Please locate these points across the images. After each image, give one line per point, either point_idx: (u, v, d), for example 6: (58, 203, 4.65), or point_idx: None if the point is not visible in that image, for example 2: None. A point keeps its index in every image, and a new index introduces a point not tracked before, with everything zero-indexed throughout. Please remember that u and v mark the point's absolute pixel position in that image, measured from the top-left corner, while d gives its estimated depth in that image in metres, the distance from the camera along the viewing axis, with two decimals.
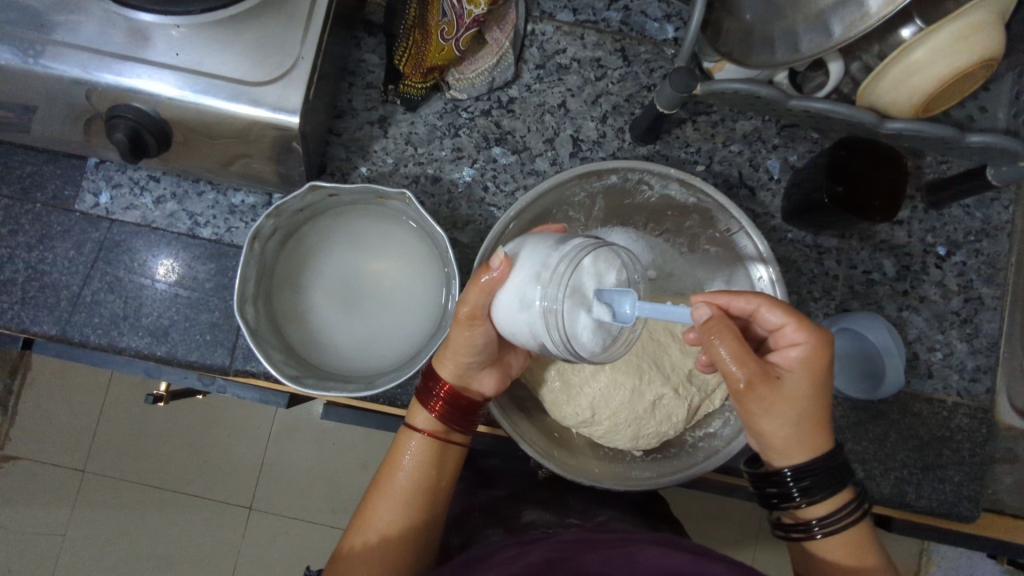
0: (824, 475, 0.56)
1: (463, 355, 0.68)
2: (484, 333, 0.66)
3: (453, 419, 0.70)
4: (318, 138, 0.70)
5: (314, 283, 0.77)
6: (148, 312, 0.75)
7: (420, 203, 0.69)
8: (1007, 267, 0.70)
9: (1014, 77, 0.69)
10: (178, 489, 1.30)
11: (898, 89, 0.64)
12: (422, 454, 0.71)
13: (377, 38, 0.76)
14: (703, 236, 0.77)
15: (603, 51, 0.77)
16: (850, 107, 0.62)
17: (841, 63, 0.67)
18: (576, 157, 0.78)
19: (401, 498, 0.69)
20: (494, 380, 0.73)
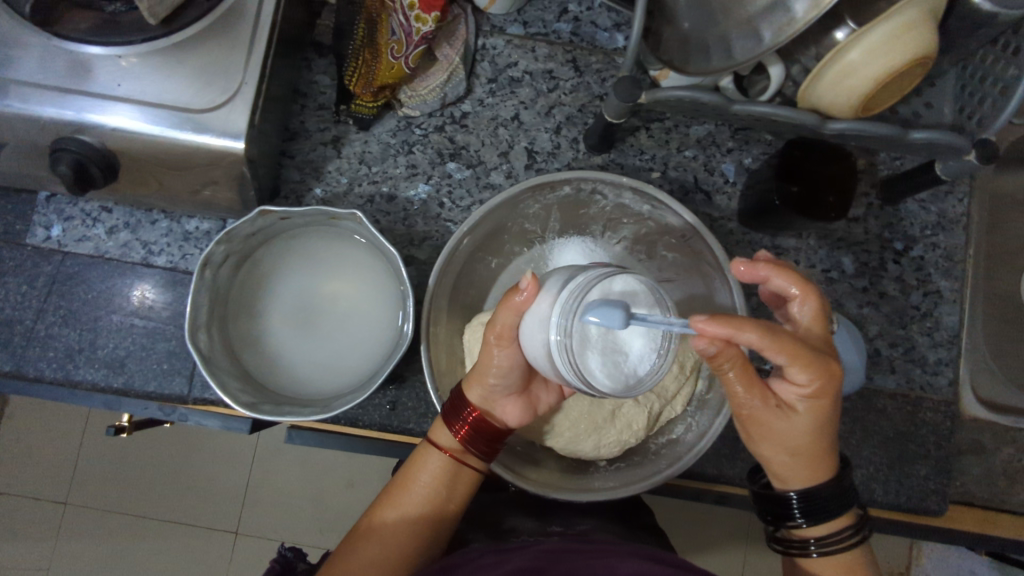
0: (834, 496, 0.49)
1: (489, 379, 0.55)
2: (508, 357, 0.54)
3: (478, 447, 0.56)
4: (268, 161, 0.66)
5: (267, 306, 0.65)
6: (104, 343, 0.66)
7: (370, 223, 0.59)
8: (964, 260, 0.77)
9: (958, 73, 0.67)
10: (117, 519, 1.21)
11: (835, 90, 0.54)
12: (439, 475, 0.57)
13: (327, 59, 0.73)
14: (659, 241, 0.68)
15: (555, 62, 0.73)
16: (789, 109, 0.54)
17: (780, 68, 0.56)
18: (531, 169, 0.72)
19: (411, 504, 0.56)
20: (521, 414, 0.57)
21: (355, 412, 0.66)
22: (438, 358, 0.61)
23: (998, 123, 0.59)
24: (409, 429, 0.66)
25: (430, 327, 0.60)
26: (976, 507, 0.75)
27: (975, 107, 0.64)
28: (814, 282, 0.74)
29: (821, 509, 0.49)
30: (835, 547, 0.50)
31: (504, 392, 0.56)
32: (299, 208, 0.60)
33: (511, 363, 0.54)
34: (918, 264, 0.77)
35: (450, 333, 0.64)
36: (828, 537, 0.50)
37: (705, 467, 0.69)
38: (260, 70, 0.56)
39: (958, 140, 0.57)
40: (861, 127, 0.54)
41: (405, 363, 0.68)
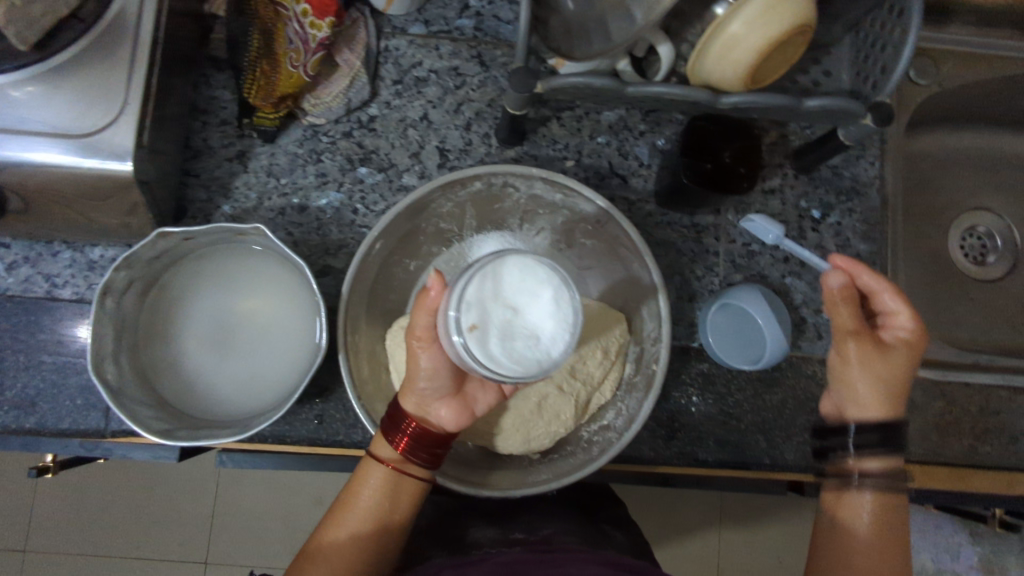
0: (887, 429, 0.59)
1: (419, 383, 0.56)
2: (432, 358, 0.56)
3: (420, 454, 0.56)
4: (168, 181, 0.66)
5: (179, 330, 0.66)
6: (10, 384, 0.64)
7: (277, 237, 0.60)
8: (880, 222, 0.79)
9: (852, 40, 0.68)
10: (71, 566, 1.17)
11: (722, 65, 0.55)
12: (383, 490, 0.55)
13: (225, 73, 0.72)
14: (575, 229, 0.70)
15: (460, 59, 0.75)
16: (682, 87, 0.55)
17: (668, 46, 0.56)
18: (444, 168, 0.74)
19: (357, 522, 0.55)
20: (457, 416, 0.57)
21: (284, 429, 0.66)
22: (358, 367, 0.62)
23: (891, 84, 0.61)
24: (338, 441, 0.67)
25: (347, 336, 0.61)
26: (913, 463, 0.76)
27: (869, 71, 0.66)
28: (736, 256, 0.76)
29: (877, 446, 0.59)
30: (877, 478, 0.58)
31: (438, 396, 0.57)
32: (200, 227, 0.60)
33: (438, 364, 0.56)
34: (836, 230, 0.78)
35: (371, 339, 0.66)
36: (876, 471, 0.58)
37: (642, 450, 0.70)
38: (145, 87, 0.55)
39: (852, 104, 0.59)
40: (756, 99, 0.55)
41: (331, 374, 0.68)
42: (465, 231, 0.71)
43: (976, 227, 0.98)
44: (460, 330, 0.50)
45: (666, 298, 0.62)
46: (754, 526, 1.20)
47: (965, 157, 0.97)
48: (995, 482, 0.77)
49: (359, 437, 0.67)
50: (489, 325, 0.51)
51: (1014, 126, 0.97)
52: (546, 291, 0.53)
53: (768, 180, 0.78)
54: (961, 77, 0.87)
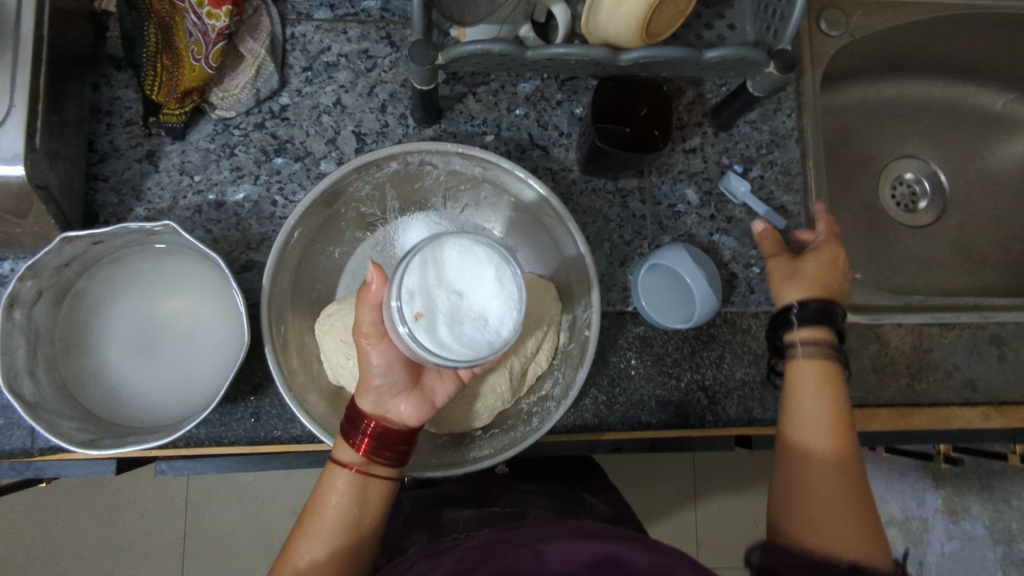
0: (818, 303, 0.63)
1: (372, 381, 0.54)
2: (383, 354, 0.54)
3: (383, 453, 0.53)
4: (72, 187, 0.64)
5: (100, 339, 0.64)
6: None
7: (188, 233, 0.59)
8: (802, 173, 0.80)
9: None
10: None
11: (617, 20, 0.54)
12: (349, 494, 0.53)
13: (127, 72, 0.70)
14: (500, 203, 0.70)
15: (369, 41, 0.74)
16: (581, 47, 0.55)
17: (562, 8, 0.57)
18: (362, 152, 0.72)
19: (326, 531, 0.52)
20: (417, 410, 0.56)
21: (219, 431, 0.65)
22: (286, 358, 0.61)
23: (790, 28, 0.63)
24: (275, 437, 0.66)
25: (272, 326, 0.60)
26: (854, 406, 0.78)
27: (769, 20, 0.67)
28: (663, 218, 0.76)
29: (810, 315, 0.63)
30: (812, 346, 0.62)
31: (395, 392, 0.55)
32: (107, 229, 0.59)
33: (389, 359, 0.54)
34: (760, 184, 0.80)
35: (300, 331, 0.65)
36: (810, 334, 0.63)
37: (585, 418, 0.70)
38: (32, 87, 0.55)
39: (756, 53, 0.60)
40: (654, 53, 0.55)
41: (264, 371, 0.66)
42: (388, 215, 0.70)
43: (905, 174, 1.00)
44: (405, 322, 0.48)
45: (592, 264, 0.63)
46: (724, 490, 1.22)
47: (884, 107, 0.99)
48: (934, 418, 0.79)
49: (297, 432, 0.66)
50: (435, 313, 0.49)
51: (931, 72, 0.98)
52: (487, 268, 0.51)
53: (688, 140, 0.78)
54: (873, 27, 0.87)
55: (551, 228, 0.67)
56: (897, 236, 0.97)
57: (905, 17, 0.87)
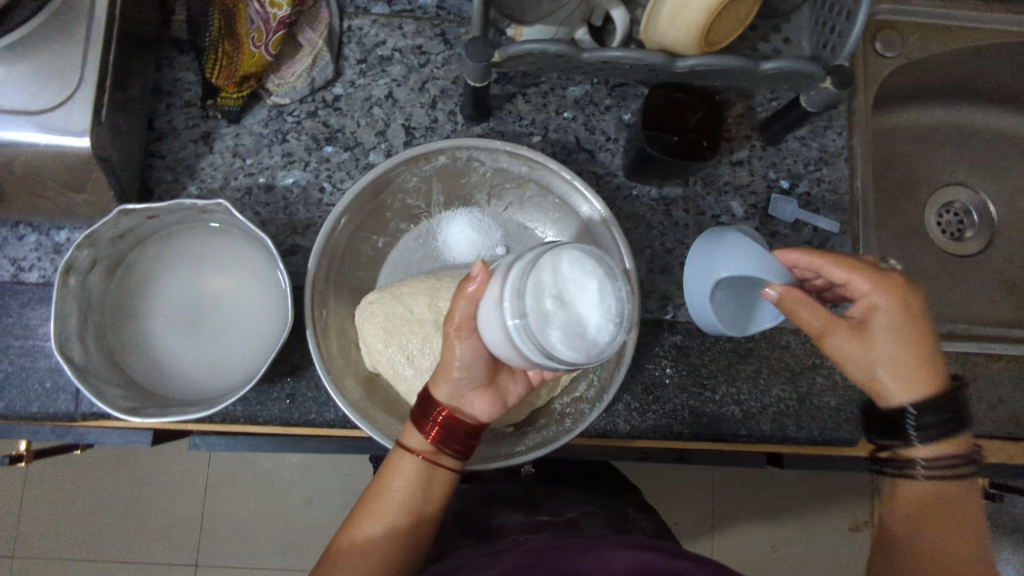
0: (942, 408, 0.53)
1: (453, 374, 0.53)
2: (470, 347, 0.53)
3: (451, 444, 0.53)
4: (131, 162, 0.66)
5: (146, 311, 0.66)
6: None
7: (239, 212, 0.60)
8: (850, 192, 0.79)
9: (812, 7, 0.69)
10: (61, 560, 1.19)
11: (675, 24, 0.55)
12: (415, 480, 0.53)
13: (189, 55, 0.72)
14: (545, 203, 0.71)
15: (423, 37, 0.75)
16: (637, 51, 0.55)
17: (621, 11, 0.57)
18: (410, 146, 0.73)
19: (389, 512, 0.52)
20: (490, 407, 0.56)
21: (255, 409, 0.67)
22: (326, 342, 0.63)
23: (849, 45, 0.62)
24: (309, 419, 0.67)
25: (315, 309, 0.62)
26: None
27: (828, 36, 0.66)
28: (706, 229, 0.76)
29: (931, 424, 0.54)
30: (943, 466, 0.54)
31: (471, 387, 0.55)
32: (162, 203, 0.61)
33: (473, 353, 0.53)
34: (807, 200, 0.79)
35: (341, 316, 0.66)
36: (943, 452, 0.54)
37: (616, 423, 0.70)
38: (101, 64, 0.57)
39: (813, 67, 0.60)
40: (711, 61, 0.56)
41: (302, 353, 0.68)
42: (432, 209, 0.71)
43: (954, 202, 0.98)
44: (516, 317, 0.47)
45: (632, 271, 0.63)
46: (745, 511, 1.20)
47: (936, 133, 0.97)
48: None
49: (331, 416, 0.67)
50: (547, 312, 0.47)
51: (987, 100, 0.96)
52: (602, 275, 0.49)
53: (735, 153, 0.78)
54: (930, 50, 0.86)
55: (597, 235, 0.67)
56: (942, 264, 0.95)
57: (963, 41, 0.85)
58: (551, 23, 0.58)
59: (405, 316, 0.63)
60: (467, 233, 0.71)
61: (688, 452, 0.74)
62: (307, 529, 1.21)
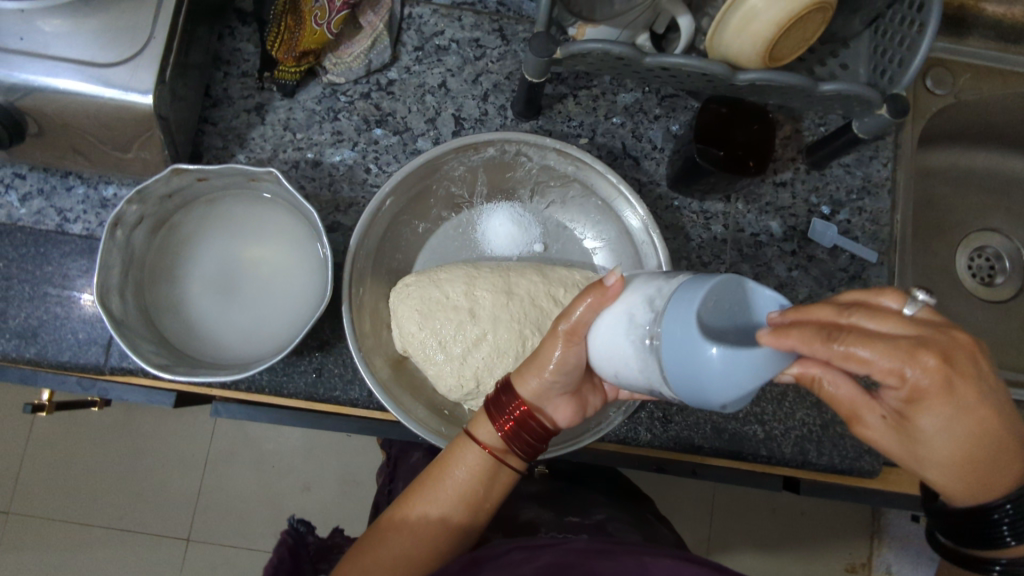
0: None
1: (547, 372, 0.52)
2: (577, 355, 0.51)
3: (521, 444, 0.53)
4: (186, 126, 0.67)
5: (186, 271, 0.67)
6: (14, 312, 0.66)
7: (288, 182, 0.61)
8: (890, 223, 0.78)
9: (872, 34, 0.69)
10: (62, 515, 1.20)
11: (742, 37, 0.55)
12: (477, 471, 0.53)
13: (251, 27, 0.74)
14: (587, 204, 0.70)
15: (481, 31, 0.75)
16: (700, 59, 0.55)
17: (687, 19, 0.57)
18: (459, 136, 0.74)
19: (446, 497, 0.53)
20: (570, 413, 0.56)
21: (281, 379, 0.66)
22: (360, 320, 0.63)
23: (909, 75, 0.62)
24: (334, 396, 0.67)
25: (353, 286, 0.62)
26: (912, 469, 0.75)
27: (887, 64, 0.66)
28: (743, 246, 0.76)
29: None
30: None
31: (558, 390, 0.54)
32: (214, 167, 0.62)
33: (574, 361, 0.52)
34: (846, 228, 0.78)
35: (375, 297, 0.67)
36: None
37: (638, 432, 0.70)
38: (171, 25, 0.58)
39: (870, 92, 0.60)
40: (772, 77, 0.55)
41: (332, 330, 0.67)
42: (474, 199, 0.72)
43: (987, 246, 0.97)
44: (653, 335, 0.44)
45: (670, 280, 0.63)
46: (742, 539, 1.19)
47: (977, 176, 0.96)
48: None
49: (355, 395, 0.67)
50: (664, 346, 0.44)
51: None
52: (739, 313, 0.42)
53: (779, 174, 0.78)
54: (980, 91, 0.85)
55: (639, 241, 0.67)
56: (971, 308, 0.94)
57: (1015, 86, 0.85)
58: (616, 25, 0.58)
59: (441, 302, 0.63)
60: (508, 230, 0.71)
61: (705, 467, 0.73)
62: (304, 512, 1.21)
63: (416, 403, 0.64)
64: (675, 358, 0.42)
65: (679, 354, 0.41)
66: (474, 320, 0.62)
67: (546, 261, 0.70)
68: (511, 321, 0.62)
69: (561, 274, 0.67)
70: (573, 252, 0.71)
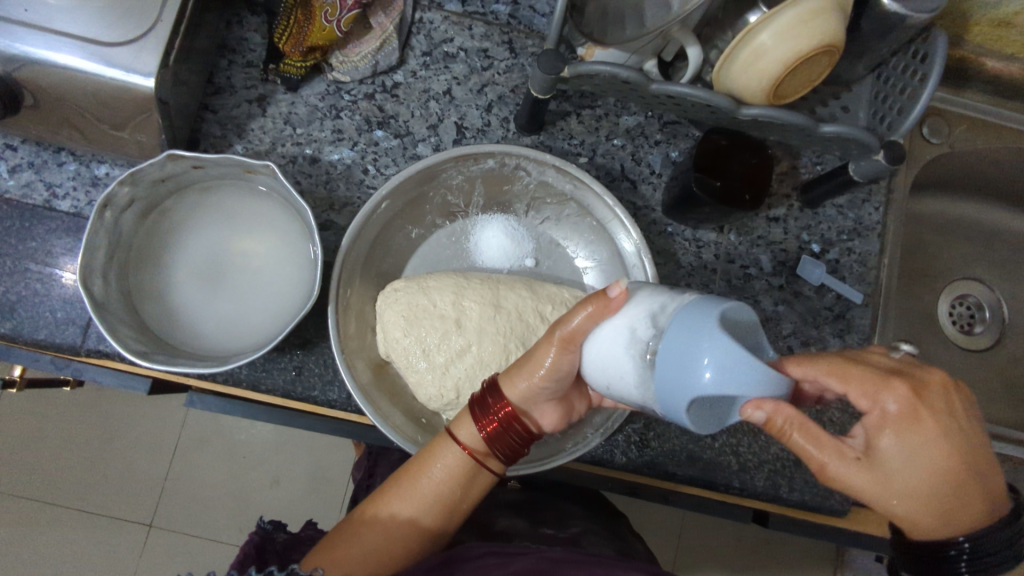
0: (1004, 547, 0.44)
1: (537, 377, 0.52)
2: (571, 363, 0.51)
3: (502, 447, 0.53)
4: (186, 112, 0.67)
5: (173, 257, 0.66)
6: None
7: (284, 176, 0.60)
8: (877, 266, 0.79)
9: (874, 80, 0.69)
10: (22, 492, 1.18)
11: (749, 72, 0.55)
12: (456, 471, 0.53)
13: (260, 17, 0.73)
14: (582, 224, 0.70)
15: (490, 42, 0.75)
16: (705, 90, 0.56)
17: (696, 49, 0.57)
18: (459, 144, 0.74)
19: (422, 497, 0.53)
20: (556, 418, 0.57)
21: (259, 375, 0.65)
22: (344, 322, 0.62)
23: (907, 123, 0.63)
24: (312, 396, 0.66)
25: (340, 288, 0.61)
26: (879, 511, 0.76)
27: (887, 111, 0.67)
28: (732, 276, 0.76)
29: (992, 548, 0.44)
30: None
31: (546, 396, 0.54)
32: (211, 155, 0.61)
33: (566, 368, 0.52)
34: (834, 267, 0.79)
35: (362, 299, 0.66)
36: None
37: (614, 454, 0.70)
38: (179, 9, 0.58)
39: (868, 137, 0.61)
40: (774, 113, 0.56)
41: (316, 329, 0.66)
42: (470, 208, 0.72)
43: (968, 295, 0.98)
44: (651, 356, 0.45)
45: None
46: (706, 565, 1.19)
47: (964, 225, 0.97)
48: None
49: (333, 396, 0.66)
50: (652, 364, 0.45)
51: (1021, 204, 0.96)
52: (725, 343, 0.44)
53: (773, 209, 0.78)
54: (974, 144, 0.87)
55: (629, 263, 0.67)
56: (949, 355, 0.95)
57: (1008, 141, 0.86)
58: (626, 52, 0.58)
59: (428, 309, 0.63)
60: (506, 247, 0.71)
61: (678, 495, 0.73)
62: (269, 507, 1.19)
63: (395, 410, 0.64)
64: (665, 373, 0.42)
65: (671, 374, 0.42)
66: (460, 331, 0.62)
67: (536, 277, 0.70)
68: (496, 335, 0.62)
69: (550, 291, 0.66)
70: (563, 268, 0.71)
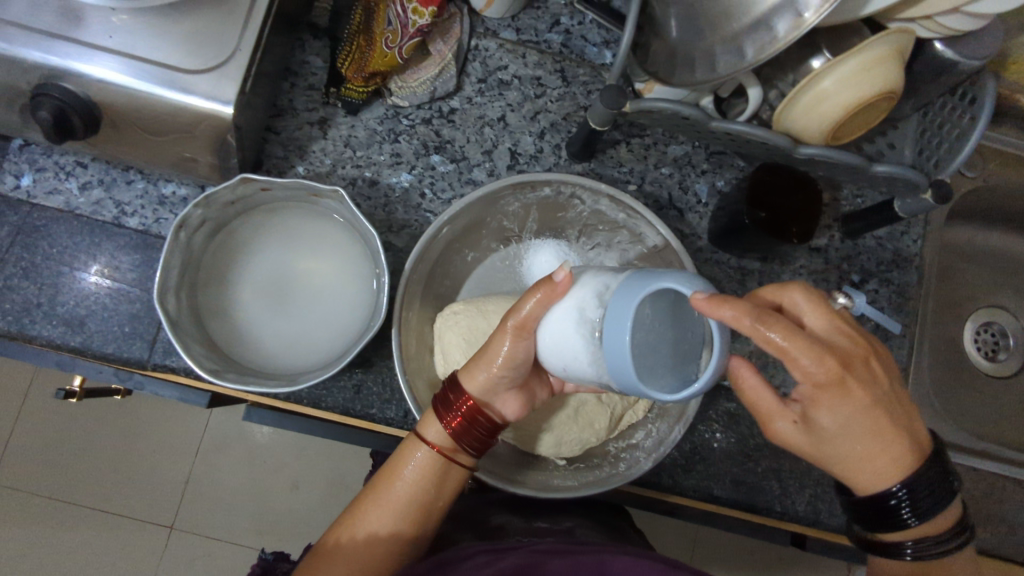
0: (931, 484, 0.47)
1: (495, 366, 0.53)
2: (526, 349, 0.53)
3: (469, 441, 0.54)
4: (253, 134, 0.69)
5: (239, 275, 0.68)
6: (65, 300, 0.67)
7: (352, 201, 0.62)
8: (916, 297, 0.80)
9: (920, 118, 0.71)
10: (57, 495, 1.20)
11: (811, 117, 0.57)
12: (428, 470, 0.54)
13: (322, 42, 0.75)
14: (632, 251, 0.72)
15: (543, 70, 0.77)
16: (765, 129, 0.57)
17: (757, 90, 0.59)
18: (512, 170, 0.76)
19: (396, 501, 0.54)
20: (516, 405, 0.57)
21: (320, 393, 0.67)
22: (406, 344, 0.64)
23: (956, 162, 0.64)
24: (370, 414, 0.68)
25: (403, 311, 0.63)
26: None
27: (933, 149, 0.69)
28: None
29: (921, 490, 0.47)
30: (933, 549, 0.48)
31: (506, 384, 0.55)
32: (282, 178, 0.63)
33: (523, 355, 0.53)
34: (873, 297, 0.80)
35: (421, 320, 0.68)
36: (931, 533, 0.48)
37: (660, 477, 0.71)
38: (257, 38, 0.60)
39: (914, 175, 0.62)
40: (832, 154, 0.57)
41: (375, 349, 0.68)
42: (523, 232, 0.74)
43: (993, 323, 0.99)
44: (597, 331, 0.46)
45: None
46: None
47: (996, 256, 0.99)
48: None
49: (390, 415, 0.67)
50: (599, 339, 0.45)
51: None
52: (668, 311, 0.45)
53: (815, 239, 0.80)
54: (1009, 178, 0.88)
55: None
56: (979, 382, 0.96)
57: None
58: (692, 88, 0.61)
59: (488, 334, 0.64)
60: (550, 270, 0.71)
61: None
62: (297, 514, 1.21)
63: None
64: (614, 353, 0.43)
65: (619, 350, 0.42)
66: None
67: None
68: None
69: None
70: None
